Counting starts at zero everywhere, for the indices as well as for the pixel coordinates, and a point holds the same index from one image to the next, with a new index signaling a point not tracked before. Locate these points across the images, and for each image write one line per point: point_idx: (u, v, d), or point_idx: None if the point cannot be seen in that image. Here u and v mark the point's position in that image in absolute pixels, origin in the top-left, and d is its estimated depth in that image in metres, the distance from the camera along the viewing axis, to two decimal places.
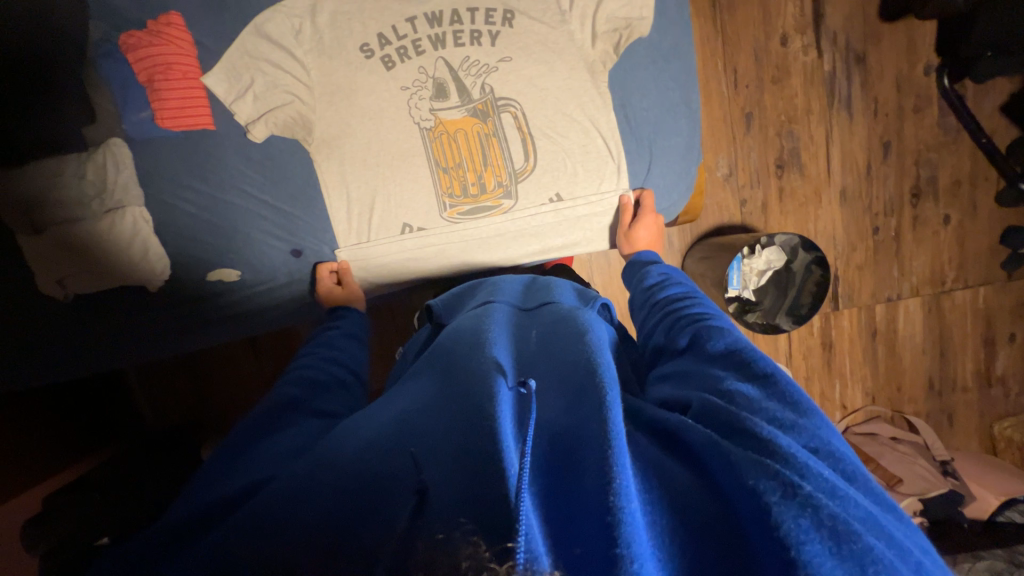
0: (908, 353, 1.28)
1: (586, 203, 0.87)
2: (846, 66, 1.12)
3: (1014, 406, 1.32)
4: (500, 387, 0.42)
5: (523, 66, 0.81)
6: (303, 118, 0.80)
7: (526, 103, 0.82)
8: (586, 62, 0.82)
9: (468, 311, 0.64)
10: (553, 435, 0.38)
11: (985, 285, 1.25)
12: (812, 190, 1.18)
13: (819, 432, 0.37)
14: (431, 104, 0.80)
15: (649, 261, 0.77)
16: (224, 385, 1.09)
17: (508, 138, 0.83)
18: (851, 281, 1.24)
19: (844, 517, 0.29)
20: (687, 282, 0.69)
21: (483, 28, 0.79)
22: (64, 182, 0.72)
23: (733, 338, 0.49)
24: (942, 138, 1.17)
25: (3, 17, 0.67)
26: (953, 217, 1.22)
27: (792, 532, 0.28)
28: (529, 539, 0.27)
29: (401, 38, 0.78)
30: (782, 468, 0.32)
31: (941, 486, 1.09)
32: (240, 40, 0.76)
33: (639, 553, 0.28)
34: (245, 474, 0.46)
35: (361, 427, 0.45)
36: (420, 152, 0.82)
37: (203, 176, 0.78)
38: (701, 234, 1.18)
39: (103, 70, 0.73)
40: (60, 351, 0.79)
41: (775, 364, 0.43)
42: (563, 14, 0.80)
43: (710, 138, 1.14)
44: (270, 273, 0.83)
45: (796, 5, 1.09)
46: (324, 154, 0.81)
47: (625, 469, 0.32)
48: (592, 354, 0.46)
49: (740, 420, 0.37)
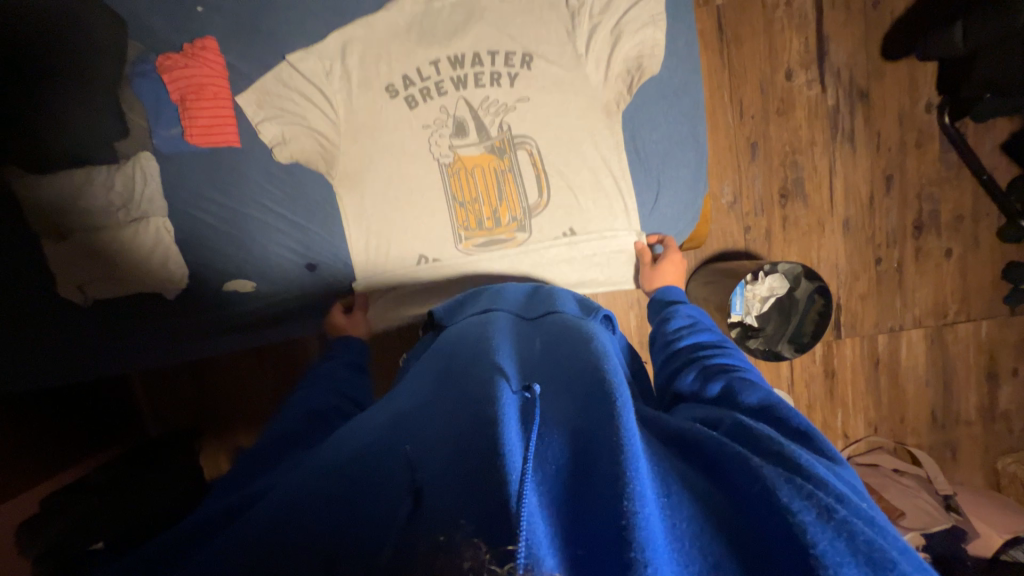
0: (911, 384, 1.28)
1: (599, 237, 0.89)
2: (849, 102, 1.16)
3: (1019, 442, 1.31)
4: (504, 390, 0.43)
5: (541, 107, 0.84)
6: (327, 153, 0.83)
7: (541, 141, 0.84)
8: (601, 104, 0.85)
9: (472, 316, 0.66)
10: (568, 437, 0.39)
11: (987, 319, 1.26)
12: (815, 220, 1.20)
13: (849, 476, 0.41)
14: (450, 141, 0.84)
15: (674, 300, 0.76)
16: (227, 393, 1.09)
17: (523, 174, 0.85)
18: (853, 310, 1.25)
19: (879, 542, 0.31)
20: (715, 329, 0.68)
21: (503, 70, 0.83)
22: (92, 191, 0.75)
23: (767, 393, 0.50)
24: (944, 173, 1.19)
25: (55, 43, 0.73)
26: (955, 251, 1.23)
27: (828, 555, 0.30)
28: (529, 543, 0.28)
29: (424, 79, 0.82)
30: (816, 491, 0.34)
31: (944, 521, 1.07)
32: (275, 70, 0.80)
33: (653, 557, 0.29)
34: (250, 485, 0.47)
35: (366, 427, 0.46)
36: (439, 187, 0.85)
37: (225, 189, 0.81)
38: (704, 260, 1.20)
39: (136, 87, 0.77)
40: (73, 353, 0.80)
41: (809, 423, 0.45)
42: (579, 58, 0.84)
43: (715, 165, 1.17)
44: (284, 285, 0.85)
45: (801, 41, 1.13)
46: (346, 187, 0.84)
47: (640, 474, 0.33)
48: (600, 363, 0.47)
49: (773, 443, 0.39)
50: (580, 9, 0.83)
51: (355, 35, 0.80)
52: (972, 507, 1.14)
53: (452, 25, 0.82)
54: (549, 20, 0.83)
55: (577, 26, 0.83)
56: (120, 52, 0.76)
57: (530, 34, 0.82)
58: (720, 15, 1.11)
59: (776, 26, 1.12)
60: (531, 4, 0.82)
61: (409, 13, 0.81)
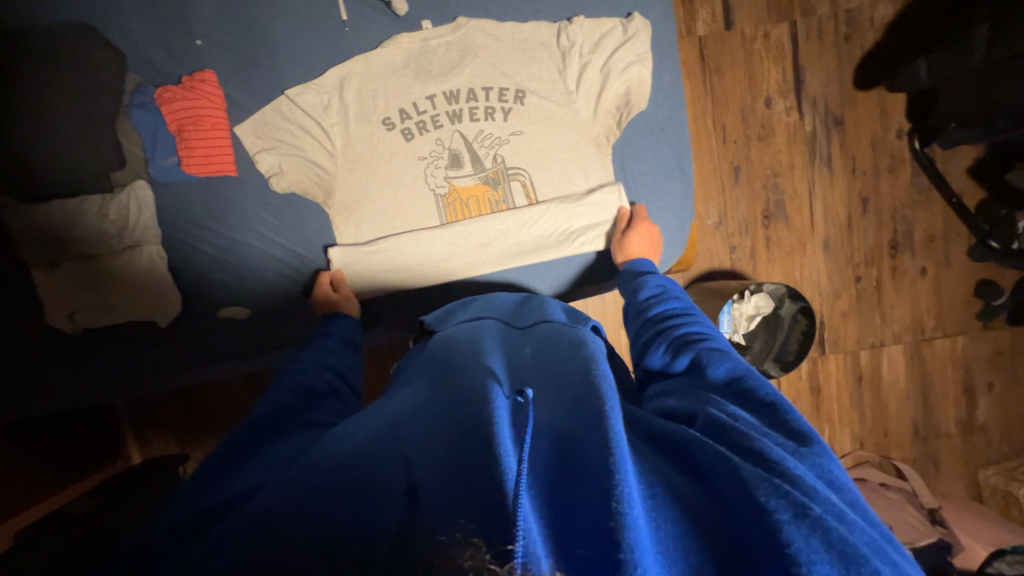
0: (893, 399, 1.32)
1: (590, 264, 0.92)
2: (825, 128, 1.21)
3: (996, 454, 1.35)
4: (497, 395, 0.45)
5: (533, 139, 0.87)
6: (324, 183, 0.84)
7: (535, 172, 0.87)
8: (591, 137, 0.88)
9: (461, 323, 0.68)
10: (556, 442, 0.40)
11: (962, 334, 1.31)
12: (797, 240, 1.25)
13: (821, 460, 0.40)
14: (446, 173, 0.86)
15: (644, 271, 0.78)
16: (216, 418, 1.07)
17: (518, 204, 0.88)
18: (836, 327, 1.28)
19: (849, 538, 0.32)
20: (683, 296, 0.71)
21: (497, 105, 0.86)
22: (86, 220, 0.76)
23: (732, 363, 0.53)
24: (915, 196, 1.25)
25: (51, 79, 0.75)
26: (929, 269, 1.28)
27: (803, 551, 0.31)
28: (527, 542, 0.30)
29: (421, 113, 0.84)
30: (792, 490, 0.35)
31: (930, 535, 1.08)
32: (275, 104, 0.81)
33: (643, 559, 0.30)
34: (230, 485, 0.45)
35: (356, 431, 0.47)
36: (435, 216, 0.86)
37: (221, 218, 0.82)
38: (693, 279, 1.23)
39: (133, 118, 0.77)
40: (57, 381, 0.79)
41: (775, 391, 0.48)
42: (570, 94, 0.87)
43: (701, 188, 1.21)
44: (278, 308, 0.84)
45: (779, 71, 1.18)
46: (343, 216, 0.85)
47: (627, 477, 0.35)
48: (590, 366, 0.50)
49: (747, 439, 0.40)
50: (570, 48, 0.86)
51: (353, 70, 0.83)
52: (955, 517, 1.17)
53: (448, 62, 0.84)
54: (541, 58, 0.86)
55: (568, 64, 0.86)
56: (121, 88, 0.77)
57: (523, 71, 0.86)
58: (703, 45, 1.16)
59: (755, 57, 1.17)
60: (524, 43, 0.86)
61: (406, 49, 0.84)
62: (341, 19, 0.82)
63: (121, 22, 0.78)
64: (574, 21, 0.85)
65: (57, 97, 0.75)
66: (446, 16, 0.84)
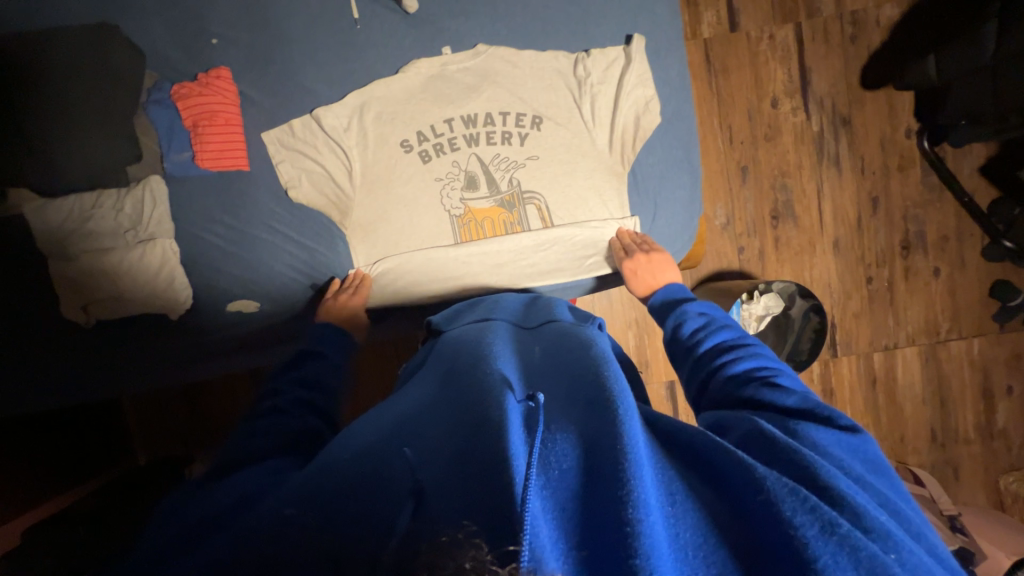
0: (908, 403, 1.29)
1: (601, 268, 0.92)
2: (833, 127, 1.21)
3: (1018, 460, 1.31)
4: (510, 398, 0.44)
5: (548, 165, 0.88)
6: (341, 204, 0.85)
7: (550, 197, 0.88)
8: (607, 165, 0.89)
9: (468, 323, 0.68)
10: (578, 441, 0.39)
11: (978, 336, 1.28)
12: (807, 240, 1.24)
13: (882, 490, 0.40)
14: (461, 195, 0.87)
15: (682, 299, 0.75)
16: (223, 418, 1.07)
17: (532, 227, 0.88)
18: (848, 329, 1.26)
19: (881, 557, 0.31)
20: (733, 326, 0.67)
21: (513, 130, 0.87)
22: (101, 214, 0.78)
23: (802, 397, 0.49)
24: (927, 195, 1.24)
25: (71, 75, 0.77)
26: (942, 270, 1.26)
27: (828, 567, 0.30)
28: (533, 547, 0.28)
29: (438, 136, 0.86)
30: (822, 505, 0.33)
31: (952, 542, 1.04)
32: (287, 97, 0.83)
33: (656, 565, 0.29)
34: (237, 479, 0.45)
35: (368, 428, 0.47)
36: (449, 236, 0.87)
37: (234, 213, 0.83)
38: (701, 279, 1.22)
39: (150, 114, 0.80)
40: (69, 374, 0.80)
41: (853, 421, 0.46)
42: (586, 125, 0.89)
43: (708, 188, 1.21)
44: (288, 304, 0.85)
45: (785, 71, 1.19)
46: (359, 238, 0.86)
47: (643, 482, 0.34)
48: (601, 366, 0.49)
49: (793, 451, 0.38)
50: (584, 79, 0.88)
51: (362, 67, 0.85)
52: (976, 525, 1.13)
53: (466, 87, 0.86)
54: (548, 54, 0.87)
55: (582, 96, 0.88)
56: (138, 86, 0.79)
57: (540, 98, 0.87)
58: (708, 47, 1.17)
59: (761, 57, 1.18)
60: (541, 72, 0.87)
61: (422, 70, 0.86)
62: (353, 18, 0.84)
63: (141, 23, 0.80)
64: (591, 53, 0.87)
65: (80, 95, 0.77)
66: (454, 13, 0.86)
